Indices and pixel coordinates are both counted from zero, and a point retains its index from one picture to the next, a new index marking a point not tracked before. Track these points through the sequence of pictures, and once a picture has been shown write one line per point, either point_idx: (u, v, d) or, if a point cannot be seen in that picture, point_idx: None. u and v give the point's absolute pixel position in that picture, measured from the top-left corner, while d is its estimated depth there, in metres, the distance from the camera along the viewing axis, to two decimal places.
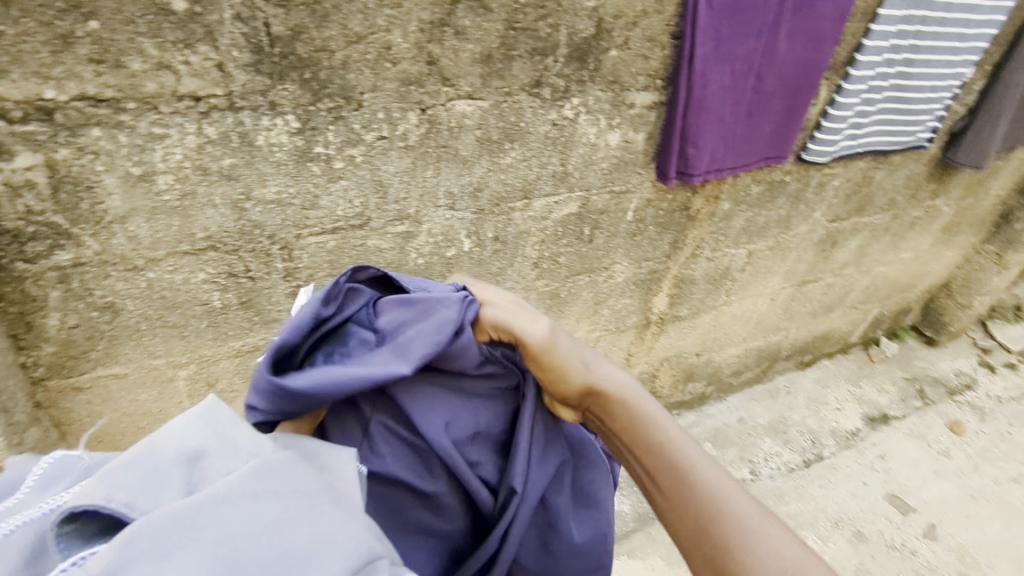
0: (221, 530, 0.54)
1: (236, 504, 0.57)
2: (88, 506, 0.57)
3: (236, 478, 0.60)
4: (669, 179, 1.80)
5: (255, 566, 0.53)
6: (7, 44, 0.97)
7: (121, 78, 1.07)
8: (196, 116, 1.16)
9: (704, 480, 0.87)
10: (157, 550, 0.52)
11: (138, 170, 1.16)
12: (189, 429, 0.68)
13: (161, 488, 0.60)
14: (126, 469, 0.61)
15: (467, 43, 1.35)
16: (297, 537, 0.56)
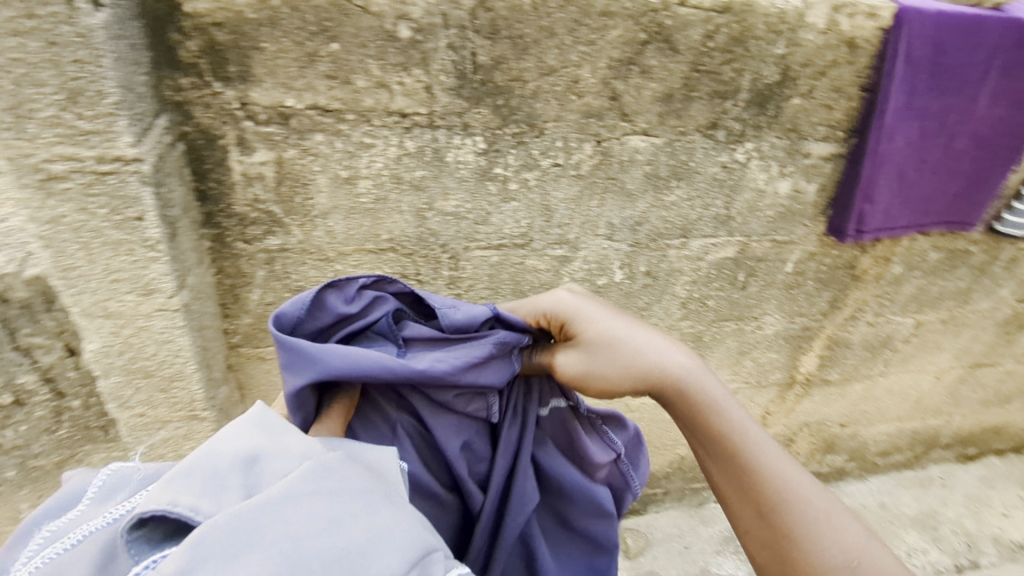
0: (284, 529, 0.54)
1: (297, 504, 0.57)
2: (152, 513, 0.57)
3: (295, 478, 0.60)
4: (844, 236, 1.71)
5: (320, 561, 0.53)
6: (266, 58, 1.15)
7: (346, 92, 1.22)
8: (400, 130, 1.29)
9: (766, 462, 0.81)
10: (225, 550, 0.52)
11: (345, 174, 1.31)
12: (245, 433, 0.67)
13: (222, 491, 0.59)
14: (184, 476, 0.60)
15: (651, 81, 1.39)
16: (355, 534, 0.56)
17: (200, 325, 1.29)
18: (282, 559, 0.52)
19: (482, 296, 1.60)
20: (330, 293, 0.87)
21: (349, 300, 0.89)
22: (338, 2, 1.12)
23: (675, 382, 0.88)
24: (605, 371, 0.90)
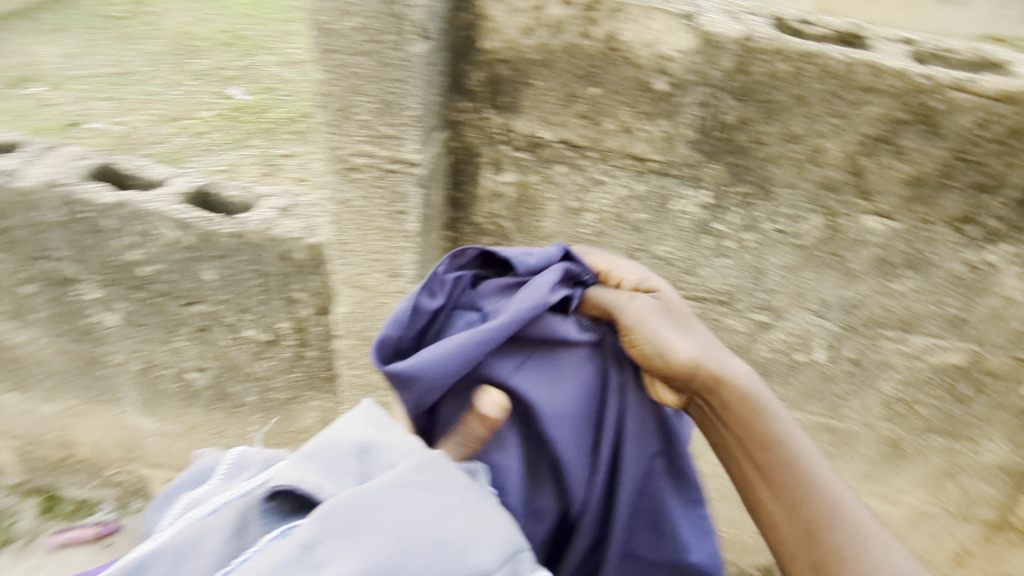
0: (393, 513, 0.63)
1: (403, 493, 0.65)
2: (284, 487, 0.69)
3: (402, 469, 0.68)
4: None
5: (423, 547, 0.61)
6: (534, 94, 1.30)
7: (594, 132, 1.33)
8: (634, 174, 1.38)
9: (821, 480, 0.77)
10: (346, 526, 0.62)
11: (575, 205, 1.42)
12: (356, 423, 0.77)
13: (340, 475, 0.70)
14: (311, 460, 0.72)
15: (903, 163, 1.32)
16: (454, 527, 0.64)
17: None
18: (391, 540, 0.60)
19: None
20: (419, 294, 0.88)
21: (433, 293, 0.90)
22: (607, 52, 1.24)
23: (733, 378, 0.81)
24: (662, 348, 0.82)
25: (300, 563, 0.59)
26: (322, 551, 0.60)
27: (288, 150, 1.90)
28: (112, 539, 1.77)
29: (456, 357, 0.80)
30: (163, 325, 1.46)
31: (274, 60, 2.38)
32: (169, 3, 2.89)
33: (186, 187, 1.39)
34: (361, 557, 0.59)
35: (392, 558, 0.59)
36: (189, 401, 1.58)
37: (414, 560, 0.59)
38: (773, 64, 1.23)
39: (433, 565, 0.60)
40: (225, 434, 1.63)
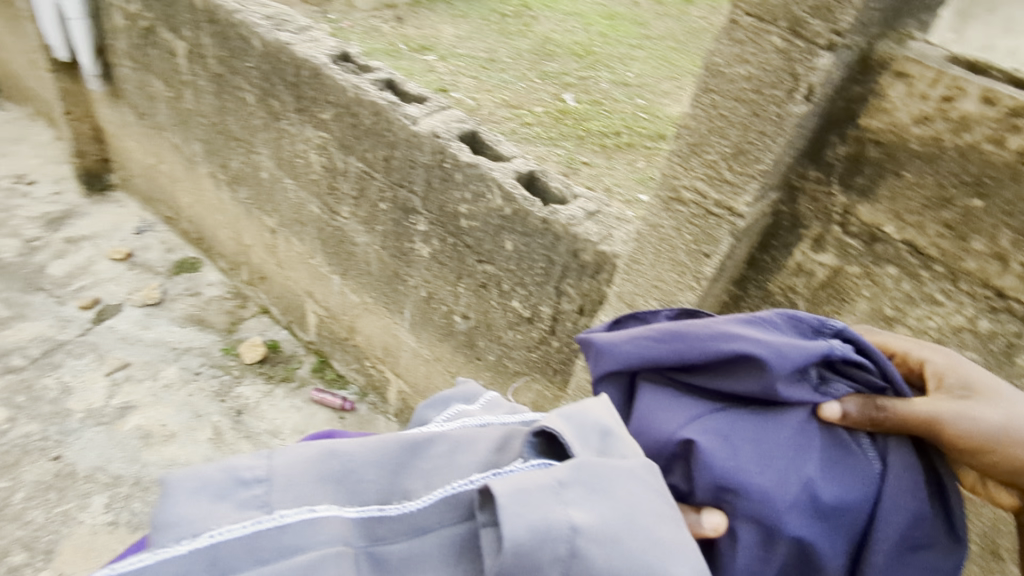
0: (632, 497, 0.60)
1: (643, 487, 0.62)
2: (544, 427, 0.67)
3: (642, 463, 0.64)
4: None
5: (646, 538, 0.58)
6: (899, 185, 1.10)
7: (952, 246, 1.08)
8: (985, 306, 1.09)
9: None
10: (592, 484, 0.60)
11: (891, 313, 1.18)
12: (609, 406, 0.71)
13: (589, 440, 0.65)
14: (566, 415, 0.68)
15: None
16: (675, 537, 0.59)
17: None
18: (628, 522, 0.59)
19: None
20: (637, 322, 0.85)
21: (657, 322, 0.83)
22: (1016, 165, 0.97)
23: None
24: None
25: (552, 495, 0.58)
26: (571, 495, 0.59)
27: (592, 159, 2.09)
28: (346, 413, 2.03)
29: (624, 339, 0.74)
30: (455, 270, 1.67)
31: (607, 78, 2.66)
32: (544, 12, 3.29)
33: (522, 168, 1.55)
34: (598, 516, 0.58)
35: (618, 533, 0.58)
36: (444, 337, 1.80)
37: (631, 542, 0.58)
38: None
39: (649, 561, 0.57)
40: (458, 375, 1.83)
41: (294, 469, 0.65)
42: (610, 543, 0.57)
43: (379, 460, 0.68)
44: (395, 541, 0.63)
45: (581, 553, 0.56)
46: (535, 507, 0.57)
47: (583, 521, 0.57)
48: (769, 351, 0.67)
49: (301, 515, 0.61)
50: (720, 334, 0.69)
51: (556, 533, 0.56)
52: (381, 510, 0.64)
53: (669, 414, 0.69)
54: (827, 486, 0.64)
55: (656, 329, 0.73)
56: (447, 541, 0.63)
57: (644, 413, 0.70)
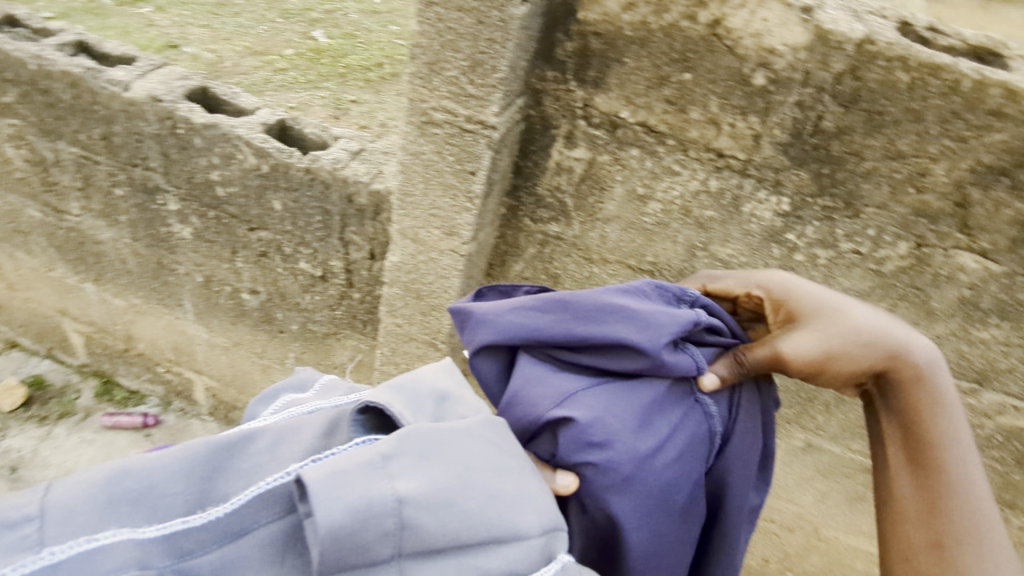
0: (463, 454, 0.61)
1: (477, 444, 0.62)
2: (370, 403, 0.65)
3: (478, 421, 0.65)
4: None
5: (481, 491, 0.59)
6: (623, 71, 1.18)
7: (677, 120, 1.20)
8: (712, 167, 1.24)
9: (970, 482, 0.66)
10: (421, 449, 0.59)
11: (642, 191, 1.31)
12: (444, 373, 0.72)
13: (421, 409, 0.66)
14: (394, 388, 0.68)
15: (1018, 200, 1.11)
16: (511, 484, 0.61)
17: (472, 273, 1.40)
18: (458, 482, 0.58)
19: None
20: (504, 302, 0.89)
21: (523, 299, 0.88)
22: (709, 38, 1.11)
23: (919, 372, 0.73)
24: (839, 340, 0.78)
25: (375, 470, 0.56)
26: (398, 465, 0.57)
27: (356, 94, 1.99)
28: (151, 429, 1.92)
29: (508, 309, 0.78)
30: (228, 244, 1.55)
31: (357, 8, 2.59)
32: None
33: (270, 118, 1.45)
34: (427, 482, 0.57)
35: (450, 492, 0.58)
36: (238, 318, 1.70)
37: (463, 498, 0.58)
38: (889, 72, 1.06)
39: (485, 512, 0.58)
40: (264, 353, 1.74)
41: (70, 496, 0.53)
42: (441, 505, 0.57)
43: (182, 469, 0.58)
44: (207, 552, 0.55)
45: (410, 522, 0.55)
46: (356, 487, 0.54)
47: (411, 488, 0.56)
48: (644, 316, 0.76)
49: (77, 550, 0.50)
50: (602, 308, 0.76)
51: (381, 506, 0.54)
52: (184, 522, 0.55)
53: (546, 384, 0.73)
54: (669, 443, 0.74)
55: (540, 300, 0.78)
56: (271, 540, 0.57)
57: (519, 382, 0.74)
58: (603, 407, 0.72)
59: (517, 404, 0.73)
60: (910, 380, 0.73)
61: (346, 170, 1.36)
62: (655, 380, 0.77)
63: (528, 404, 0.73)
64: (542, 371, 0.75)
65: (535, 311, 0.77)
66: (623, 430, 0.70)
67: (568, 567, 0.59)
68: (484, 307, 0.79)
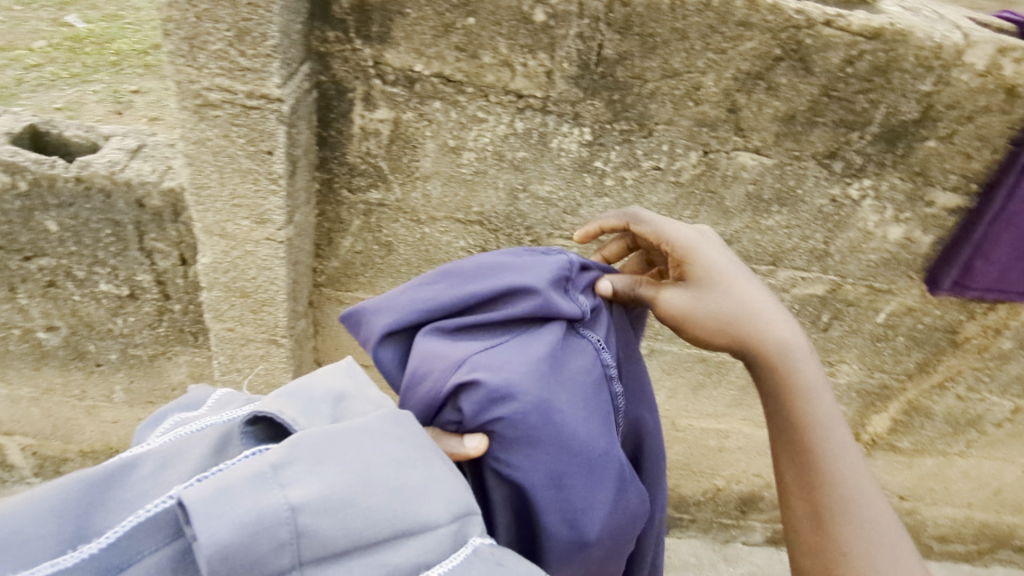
0: (363, 450, 0.55)
1: (382, 439, 0.58)
2: (263, 412, 0.59)
3: (381, 414, 0.60)
4: (939, 289, 1.57)
5: (384, 487, 0.54)
6: (406, 23, 1.16)
7: (471, 66, 1.21)
8: (514, 109, 1.27)
9: (834, 455, 0.74)
10: (317, 451, 0.53)
11: (453, 143, 1.31)
12: (341, 373, 0.67)
13: (317, 412, 0.60)
14: (287, 392, 0.62)
15: (775, 99, 1.27)
16: (417, 475, 0.57)
17: (296, 257, 1.35)
18: (362, 481, 0.53)
19: None
20: None
21: None
22: None
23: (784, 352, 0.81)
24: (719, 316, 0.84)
25: (265, 479, 0.50)
26: (291, 472, 0.51)
27: (135, 82, 1.77)
28: None
29: (402, 293, 0.84)
30: (4, 281, 1.33)
31: None
32: None
33: (18, 126, 1.26)
34: (325, 485, 0.51)
35: (351, 492, 0.52)
36: (43, 361, 1.48)
37: (367, 496, 0.53)
38: None
39: (389, 508, 0.53)
40: (87, 393, 1.56)
41: None
42: (342, 507, 0.51)
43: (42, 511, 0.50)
44: None
45: (308, 530, 0.49)
46: (244, 499, 0.48)
47: (306, 495, 0.50)
48: (528, 272, 0.84)
49: None
50: (489, 273, 0.84)
51: (273, 517, 0.48)
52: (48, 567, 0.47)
53: (445, 350, 0.77)
54: (570, 386, 0.79)
55: (431, 280, 0.85)
56: (155, 571, 0.50)
57: (418, 350, 0.77)
58: (504, 359, 0.76)
59: (421, 378, 0.76)
60: (775, 366, 0.81)
61: (128, 172, 1.21)
62: (549, 326, 0.82)
63: (431, 374, 0.75)
64: (439, 336, 0.79)
65: (425, 291, 0.84)
66: (526, 374, 0.75)
67: (479, 550, 0.57)
68: (377, 298, 0.85)
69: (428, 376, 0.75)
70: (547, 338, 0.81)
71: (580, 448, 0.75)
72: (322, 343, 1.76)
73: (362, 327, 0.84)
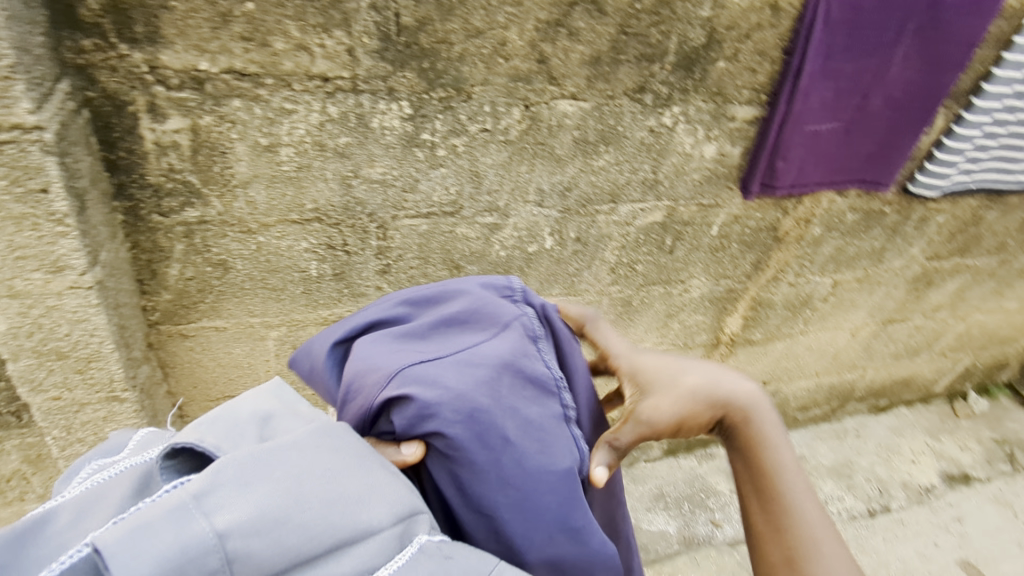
0: (290, 467, 0.58)
1: (307, 453, 0.61)
2: (185, 446, 0.62)
3: (306, 430, 0.64)
4: (751, 193, 1.73)
5: (318, 501, 0.58)
6: (176, 18, 1.04)
7: (264, 55, 1.12)
8: (323, 95, 1.20)
9: (798, 502, 0.86)
10: (241, 475, 0.56)
11: (265, 141, 1.22)
12: (262, 399, 0.71)
13: (241, 439, 0.64)
14: (204, 423, 0.65)
15: (578, 44, 1.31)
16: (349, 486, 0.61)
17: (115, 301, 1.21)
18: (291, 498, 0.56)
19: (411, 266, 1.57)
20: None
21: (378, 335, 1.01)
22: None
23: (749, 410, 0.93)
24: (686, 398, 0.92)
25: (188, 510, 0.52)
26: (215, 499, 0.53)
27: None
28: None
29: (359, 324, 0.89)
30: None
31: None
32: None
33: None
34: (255, 506, 0.54)
35: (283, 508, 0.55)
36: None
37: (299, 512, 0.56)
38: None
39: (325, 519, 0.57)
40: None
41: None
42: (277, 526, 0.54)
43: None
44: None
45: (238, 553, 0.52)
46: (165, 534, 0.50)
47: (234, 519, 0.53)
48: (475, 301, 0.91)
49: None
50: (443, 302, 0.92)
51: (201, 546, 0.50)
52: None
53: (374, 363, 0.79)
54: (510, 394, 0.81)
55: (388, 311, 0.91)
56: None
57: (358, 363, 0.80)
58: (432, 369, 0.77)
59: (354, 393, 0.79)
60: (742, 424, 0.93)
61: None
62: (492, 341, 0.85)
63: (360, 389, 0.78)
64: (382, 350, 0.82)
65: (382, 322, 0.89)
66: (452, 386, 0.76)
67: (425, 546, 0.63)
68: (337, 328, 0.91)
69: (363, 391, 0.77)
70: (482, 352, 0.82)
71: (511, 457, 0.76)
72: (175, 384, 1.61)
73: (314, 353, 0.90)
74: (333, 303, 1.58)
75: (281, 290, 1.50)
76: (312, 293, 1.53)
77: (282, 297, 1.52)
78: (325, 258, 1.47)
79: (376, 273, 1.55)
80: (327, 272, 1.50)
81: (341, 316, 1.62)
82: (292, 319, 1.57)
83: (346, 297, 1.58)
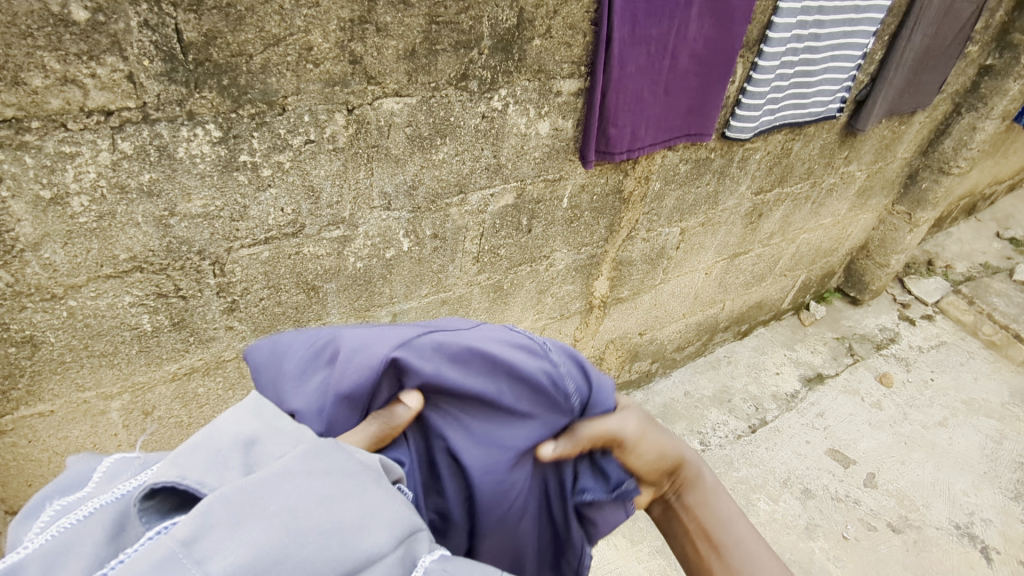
0: (283, 499, 0.53)
1: (301, 481, 0.55)
2: (162, 482, 0.54)
3: (296, 454, 0.58)
4: (591, 162, 1.78)
5: (316, 533, 0.52)
6: None
7: (21, 95, 0.96)
8: (108, 131, 1.06)
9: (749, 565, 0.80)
10: (231, 514, 0.51)
11: (49, 193, 1.06)
12: (245, 415, 0.64)
13: (225, 469, 0.57)
14: (183, 457, 0.57)
15: (389, 39, 1.26)
16: (348, 510, 0.55)
17: None
18: (290, 533, 0.51)
19: (261, 297, 1.45)
20: None
21: None
22: None
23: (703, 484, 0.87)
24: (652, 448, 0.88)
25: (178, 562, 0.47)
26: (207, 544, 0.49)
27: None
28: None
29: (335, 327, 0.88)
30: None
31: None
32: None
33: None
34: (251, 547, 0.49)
35: (281, 547, 0.50)
36: None
37: (297, 549, 0.50)
38: None
39: (327, 553, 0.51)
40: None
41: None
42: (274, 567, 0.49)
43: None
44: None
45: None
46: None
47: (230, 565, 0.47)
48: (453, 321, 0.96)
49: None
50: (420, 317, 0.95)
51: None
52: None
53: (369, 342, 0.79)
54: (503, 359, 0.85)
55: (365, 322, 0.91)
56: None
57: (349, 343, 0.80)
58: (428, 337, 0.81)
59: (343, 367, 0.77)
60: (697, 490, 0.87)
61: None
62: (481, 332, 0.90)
63: (354, 361, 0.77)
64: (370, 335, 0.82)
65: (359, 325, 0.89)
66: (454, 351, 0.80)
67: (431, 569, 0.57)
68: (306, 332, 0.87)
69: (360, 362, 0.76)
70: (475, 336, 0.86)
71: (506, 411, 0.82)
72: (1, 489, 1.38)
73: (287, 341, 0.86)
74: (179, 355, 1.43)
75: (113, 354, 1.32)
76: (151, 349, 1.37)
77: (116, 361, 1.34)
78: (158, 309, 1.32)
79: (222, 312, 1.42)
80: (164, 324, 1.35)
81: (192, 367, 1.47)
82: (134, 383, 1.40)
83: (193, 345, 1.43)
